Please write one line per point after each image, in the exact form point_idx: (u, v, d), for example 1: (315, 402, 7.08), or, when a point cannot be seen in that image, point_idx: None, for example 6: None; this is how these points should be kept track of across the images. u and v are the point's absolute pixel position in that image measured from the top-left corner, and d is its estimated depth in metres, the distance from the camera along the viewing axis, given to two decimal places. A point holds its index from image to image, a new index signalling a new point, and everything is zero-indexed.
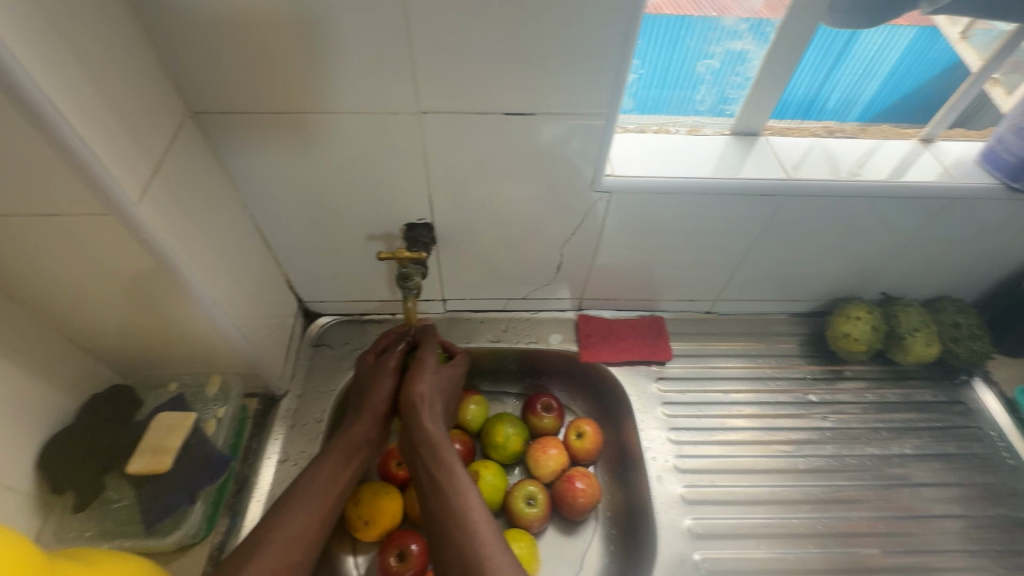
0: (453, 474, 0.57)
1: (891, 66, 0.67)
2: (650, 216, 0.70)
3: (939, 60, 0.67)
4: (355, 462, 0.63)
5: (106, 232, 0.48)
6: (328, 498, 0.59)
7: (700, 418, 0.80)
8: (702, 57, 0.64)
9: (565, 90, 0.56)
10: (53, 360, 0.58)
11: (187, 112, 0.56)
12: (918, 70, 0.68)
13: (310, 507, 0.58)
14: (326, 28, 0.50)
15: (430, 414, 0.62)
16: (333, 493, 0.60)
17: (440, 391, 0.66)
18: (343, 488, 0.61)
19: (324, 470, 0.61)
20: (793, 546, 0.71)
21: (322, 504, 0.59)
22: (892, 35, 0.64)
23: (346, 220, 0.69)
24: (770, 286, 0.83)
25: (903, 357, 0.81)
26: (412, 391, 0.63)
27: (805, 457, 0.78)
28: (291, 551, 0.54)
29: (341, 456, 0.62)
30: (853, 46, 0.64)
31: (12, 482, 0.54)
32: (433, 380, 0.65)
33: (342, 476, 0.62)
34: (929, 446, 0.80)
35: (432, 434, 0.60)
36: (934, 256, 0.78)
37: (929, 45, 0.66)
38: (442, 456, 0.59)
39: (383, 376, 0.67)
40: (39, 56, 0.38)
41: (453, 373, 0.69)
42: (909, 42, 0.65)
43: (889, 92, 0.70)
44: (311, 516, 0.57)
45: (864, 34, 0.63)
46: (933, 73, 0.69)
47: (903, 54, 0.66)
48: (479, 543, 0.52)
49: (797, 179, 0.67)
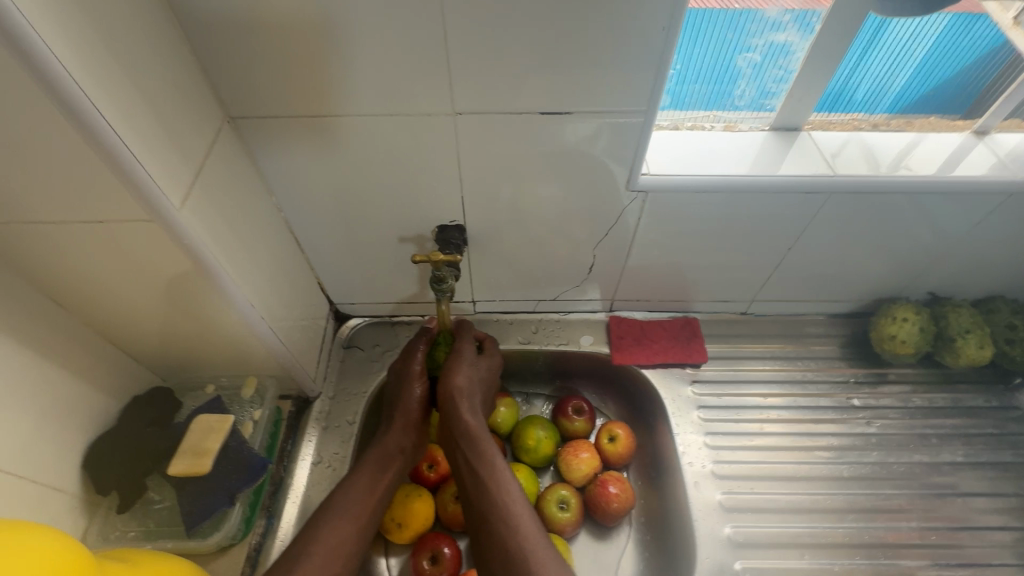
0: (494, 468, 0.58)
1: (922, 57, 0.64)
2: (686, 216, 0.68)
3: (976, 47, 0.64)
4: (392, 470, 0.63)
5: (148, 238, 0.48)
6: (367, 508, 0.60)
7: (737, 423, 0.78)
8: (744, 50, 0.61)
9: (603, 87, 0.55)
10: (96, 363, 0.59)
11: (224, 116, 0.56)
12: (953, 59, 0.65)
13: (349, 518, 0.58)
14: (361, 30, 0.50)
15: (469, 406, 0.61)
16: (371, 502, 0.60)
17: (479, 382, 0.65)
18: (381, 497, 0.62)
19: (360, 480, 0.61)
20: (837, 557, 0.69)
21: (361, 514, 0.59)
22: (923, 26, 0.61)
23: (378, 223, 0.69)
24: (810, 286, 0.80)
25: (953, 360, 0.78)
26: (450, 382, 0.62)
27: (847, 464, 0.75)
28: (330, 562, 0.55)
29: (377, 465, 0.63)
30: (878, 37, 0.62)
31: (59, 482, 0.55)
32: (473, 372, 0.64)
33: (379, 487, 0.62)
34: (981, 453, 0.76)
35: (472, 426, 0.60)
36: (988, 254, 0.74)
37: (963, 32, 0.62)
38: (483, 450, 0.58)
39: (414, 380, 0.67)
40: (87, 66, 0.39)
41: (490, 365, 0.69)
42: (943, 29, 0.62)
43: (919, 83, 0.66)
44: (350, 526, 0.58)
45: (891, 24, 0.61)
46: (970, 61, 0.65)
47: (935, 44, 0.63)
48: (524, 538, 0.53)
49: (842, 176, 0.64)
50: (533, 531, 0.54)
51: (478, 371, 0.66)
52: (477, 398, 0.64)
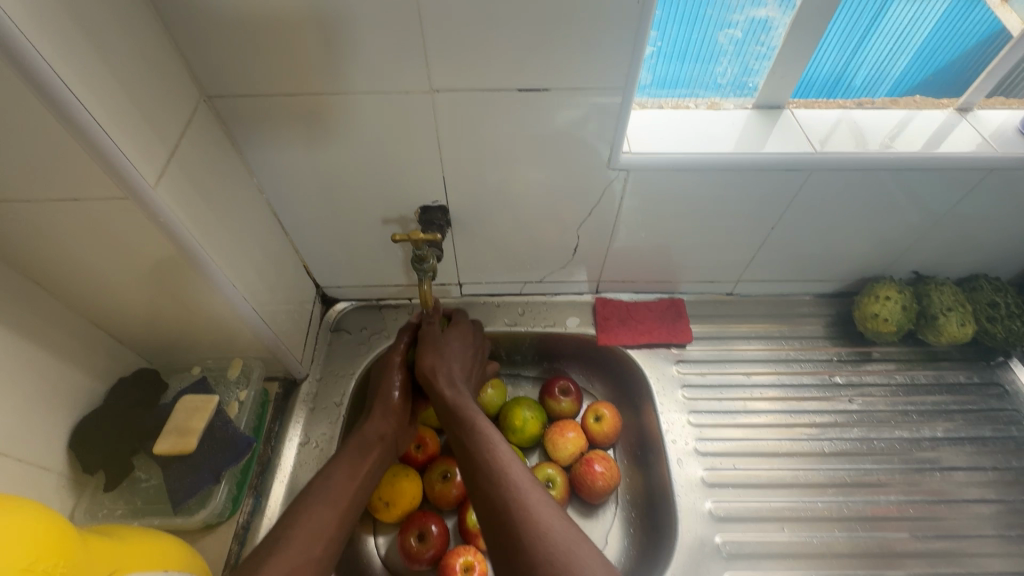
0: (475, 429, 0.58)
1: (921, 41, 0.64)
2: (668, 195, 0.68)
3: (975, 31, 0.64)
4: (372, 459, 0.63)
5: (124, 217, 0.48)
6: (347, 494, 0.59)
7: (722, 402, 0.79)
8: (723, 27, 0.61)
9: (581, 64, 0.54)
10: (80, 344, 0.59)
11: (201, 96, 0.56)
12: (953, 43, 0.65)
13: (328, 504, 0.57)
14: (336, 6, 0.49)
15: (446, 379, 0.64)
16: (351, 489, 0.60)
17: (454, 357, 0.68)
18: (362, 487, 0.61)
19: (340, 469, 0.61)
20: (818, 530, 0.70)
21: (340, 500, 0.58)
22: (923, 9, 0.61)
23: (361, 204, 0.69)
24: (795, 265, 0.81)
25: (935, 338, 0.79)
26: (424, 364, 0.65)
27: (830, 440, 0.76)
28: (312, 545, 0.54)
29: (356, 452, 0.63)
30: (878, 22, 0.62)
31: (45, 462, 0.56)
32: (448, 348, 0.68)
33: (361, 477, 0.61)
34: (962, 429, 0.77)
35: (447, 398, 0.62)
36: (971, 232, 0.74)
37: (963, 16, 0.62)
38: (462, 415, 0.60)
39: (394, 371, 0.70)
40: (54, 40, 0.38)
41: (464, 339, 0.72)
42: (943, 14, 0.62)
43: (918, 68, 0.67)
44: (331, 511, 0.57)
45: (892, 9, 0.61)
46: (970, 44, 0.65)
47: (935, 27, 0.63)
48: (511, 482, 0.52)
49: (824, 153, 0.64)
50: (522, 477, 0.53)
51: (451, 348, 0.68)
52: (455, 368, 0.66)
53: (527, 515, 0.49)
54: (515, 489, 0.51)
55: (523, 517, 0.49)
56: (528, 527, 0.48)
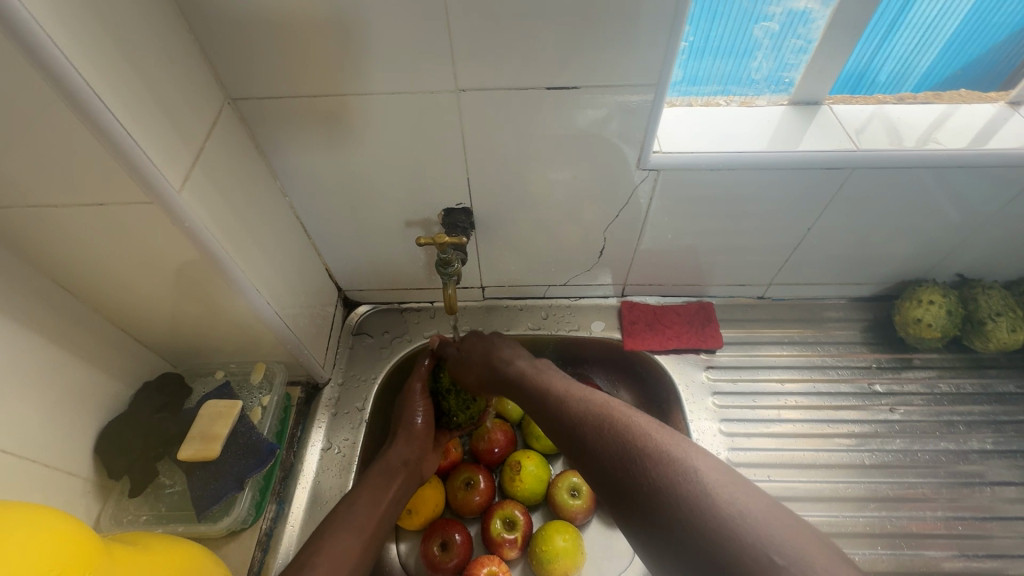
0: (545, 382, 0.58)
1: (948, 36, 0.61)
2: (700, 196, 0.66)
3: (1006, 24, 0.60)
4: (396, 485, 0.63)
5: (150, 222, 0.48)
6: (371, 520, 0.58)
7: (754, 410, 0.76)
8: (760, 19, 0.58)
9: (612, 61, 0.52)
10: (105, 348, 0.59)
11: (225, 98, 0.55)
12: (983, 36, 0.61)
13: (352, 530, 0.56)
14: (361, 5, 0.48)
15: (507, 353, 0.65)
16: (376, 515, 0.59)
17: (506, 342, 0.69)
18: (385, 515, 0.60)
19: (363, 495, 0.60)
20: (858, 547, 0.67)
21: (365, 526, 0.57)
22: (951, 3, 0.58)
23: (385, 207, 0.68)
24: (831, 268, 0.78)
25: (982, 344, 0.75)
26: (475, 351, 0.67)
27: (869, 452, 0.73)
28: (337, 566, 0.52)
29: (380, 478, 0.62)
30: (901, 17, 0.59)
31: (70, 466, 0.56)
32: (497, 337, 0.69)
33: (384, 506, 0.60)
34: (1012, 441, 0.73)
35: (513, 365, 0.63)
36: (1022, 233, 0.70)
37: (994, 9, 0.58)
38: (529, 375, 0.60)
39: (416, 397, 0.70)
40: (81, 44, 0.38)
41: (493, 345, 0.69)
42: (973, 8, 0.58)
43: (947, 62, 0.64)
44: (354, 537, 0.56)
45: (917, 2, 0.58)
46: (1002, 38, 0.61)
47: (963, 21, 0.59)
48: (594, 406, 0.51)
49: (866, 151, 0.61)
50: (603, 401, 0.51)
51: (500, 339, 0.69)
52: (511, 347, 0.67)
53: (616, 424, 0.47)
54: (599, 410, 0.50)
55: (613, 433, 0.47)
56: (622, 435, 0.46)
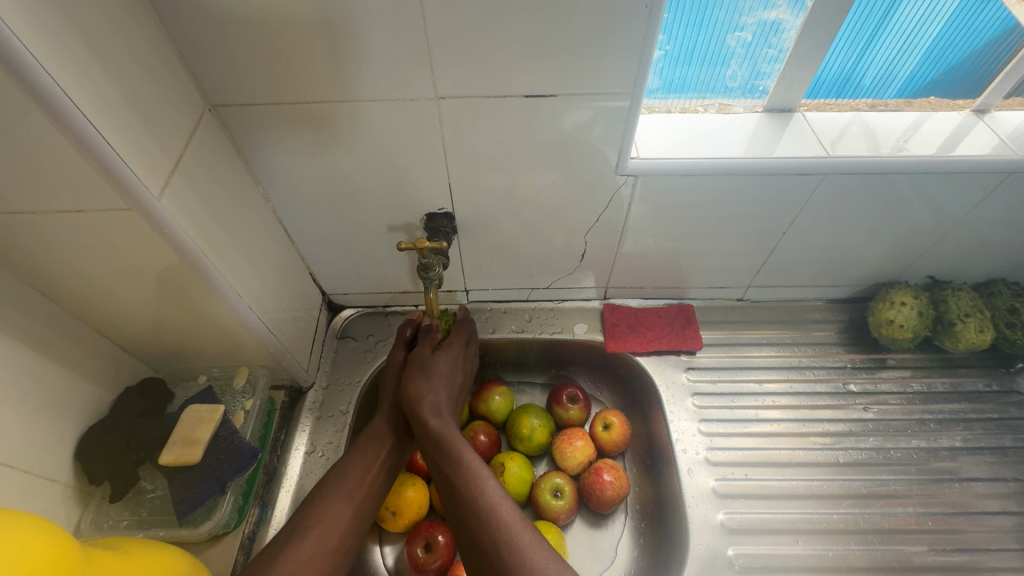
0: (466, 465, 0.56)
1: (931, 41, 0.62)
2: (678, 201, 0.67)
3: (988, 29, 0.61)
4: (387, 449, 0.63)
5: (129, 228, 0.48)
6: (363, 485, 0.59)
7: (733, 409, 0.77)
8: (734, 29, 0.60)
9: (588, 70, 0.54)
10: (86, 354, 0.59)
11: (206, 105, 0.56)
12: (965, 41, 0.62)
13: (345, 496, 0.57)
14: (340, 14, 0.49)
15: (431, 409, 0.62)
16: (367, 481, 0.60)
17: (442, 382, 0.66)
18: (377, 480, 0.61)
19: (355, 461, 0.61)
20: (833, 543, 0.68)
21: (356, 492, 0.58)
22: (933, 6, 0.59)
23: (368, 212, 0.69)
24: (807, 271, 0.79)
25: (953, 344, 0.77)
26: (412, 391, 0.64)
27: (844, 450, 0.75)
28: (327, 538, 0.54)
29: (371, 444, 0.63)
30: (886, 21, 0.60)
31: (50, 472, 0.55)
32: (436, 376, 0.66)
33: (375, 474, 0.61)
34: (981, 438, 0.75)
35: (434, 429, 0.60)
36: (989, 236, 0.72)
37: (975, 15, 0.60)
38: (449, 451, 0.58)
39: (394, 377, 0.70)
40: (59, 54, 0.38)
41: (451, 356, 0.69)
42: (955, 12, 0.60)
43: (930, 67, 0.65)
44: (346, 504, 0.57)
45: (901, 7, 0.59)
46: (983, 43, 0.63)
47: (946, 26, 0.61)
48: (501, 526, 0.50)
49: (837, 157, 0.63)
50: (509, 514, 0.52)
51: (439, 374, 0.66)
52: (442, 396, 0.64)
53: (519, 561, 0.48)
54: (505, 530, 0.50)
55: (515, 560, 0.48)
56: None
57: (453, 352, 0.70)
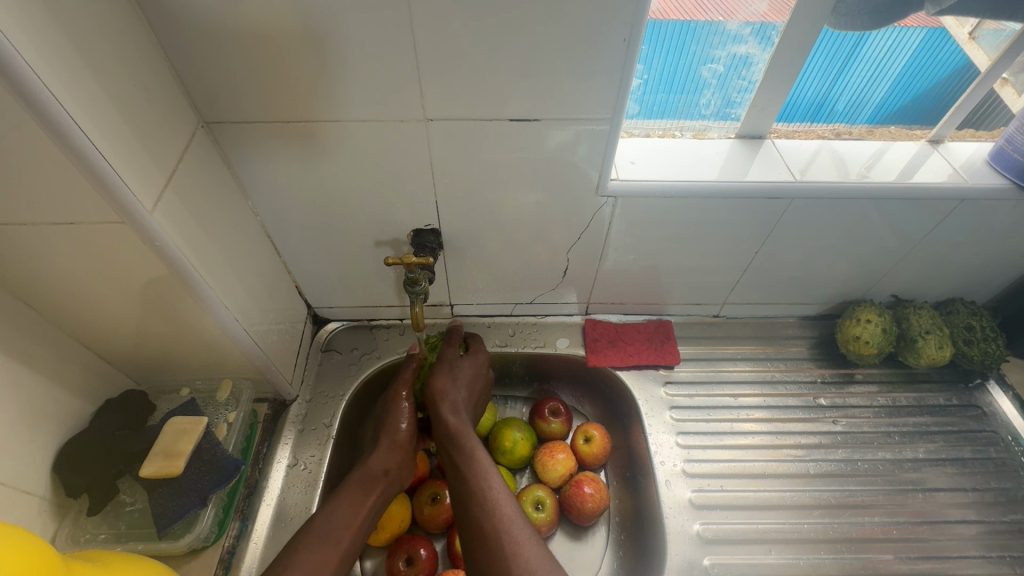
0: (476, 460, 0.60)
1: (898, 70, 0.66)
2: (656, 221, 0.70)
3: (949, 61, 0.66)
4: (374, 492, 0.62)
5: (119, 239, 0.49)
6: (350, 530, 0.58)
7: (709, 422, 0.80)
8: (707, 61, 0.64)
9: (570, 97, 0.57)
10: (68, 364, 0.59)
11: (199, 122, 0.57)
12: (929, 73, 0.67)
13: (330, 541, 0.56)
14: (335, 37, 0.51)
15: (451, 405, 0.66)
16: (353, 525, 0.58)
17: (464, 384, 0.68)
18: (363, 524, 0.60)
19: (344, 503, 0.60)
20: (804, 552, 0.70)
21: (342, 539, 0.57)
22: (900, 38, 0.63)
23: (355, 227, 0.70)
24: (779, 288, 0.83)
25: (915, 360, 0.81)
26: (435, 388, 0.67)
27: (815, 461, 0.77)
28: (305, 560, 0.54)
29: (360, 488, 0.62)
30: (857, 51, 0.64)
31: (26, 485, 0.55)
32: (452, 379, 0.68)
33: (361, 512, 0.60)
34: (943, 450, 0.79)
35: (451, 425, 0.64)
36: (945, 257, 0.77)
37: (935, 48, 0.65)
38: (463, 443, 0.62)
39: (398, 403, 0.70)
40: (59, 72, 0.40)
41: (476, 363, 0.71)
42: (919, 44, 0.64)
43: (898, 94, 0.69)
44: (329, 553, 0.55)
45: (871, 38, 0.63)
46: (945, 74, 0.67)
47: (910, 57, 0.65)
48: (504, 522, 0.54)
49: (805, 182, 0.66)
50: (510, 511, 0.55)
51: (462, 376, 0.69)
52: (459, 396, 0.67)
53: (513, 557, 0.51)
54: (506, 523, 0.54)
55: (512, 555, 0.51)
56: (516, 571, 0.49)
57: (478, 365, 0.71)
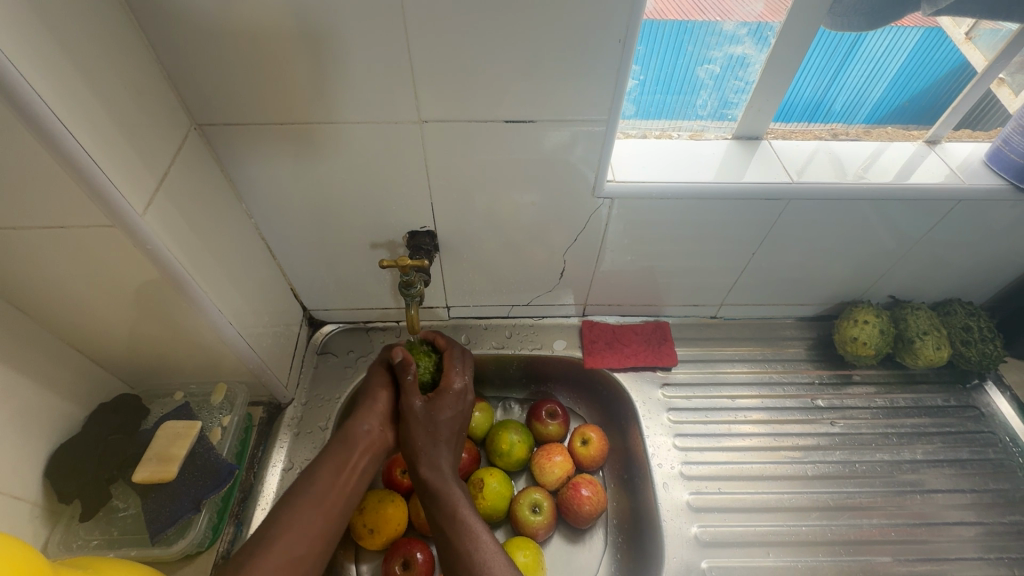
0: (461, 521, 0.57)
1: (896, 70, 0.66)
2: (653, 222, 0.70)
3: (946, 61, 0.66)
4: (358, 451, 0.62)
5: (108, 243, 0.48)
6: (333, 490, 0.59)
7: (707, 424, 0.79)
8: (703, 62, 0.64)
9: (565, 98, 0.56)
10: (60, 369, 0.58)
11: (191, 124, 0.57)
12: (927, 72, 0.67)
13: (312, 502, 0.57)
14: (329, 38, 0.51)
15: (427, 461, 0.61)
16: (336, 486, 0.59)
17: (439, 433, 0.64)
18: (349, 484, 0.60)
19: (325, 467, 0.60)
20: (803, 555, 0.70)
21: (325, 498, 0.58)
22: (897, 38, 0.63)
23: (350, 229, 0.70)
24: (776, 290, 0.83)
25: (913, 361, 0.80)
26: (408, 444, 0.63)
27: (813, 463, 0.77)
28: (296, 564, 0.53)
29: (341, 447, 0.62)
30: (854, 51, 0.64)
31: (17, 490, 0.54)
32: (425, 429, 0.63)
33: (344, 475, 0.60)
34: (941, 451, 0.79)
35: (430, 483, 0.60)
36: (943, 258, 0.77)
37: (932, 47, 0.64)
38: (444, 501, 0.59)
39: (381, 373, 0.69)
40: (47, 75, 0.39)
41: (449, 404, 0.65)
42: (916, 44, 0.64)
43: (896, 94, 0.69)
44: (312, 512, 0.56)
45: (868, 38, 0.62)
46: (942, 74, 0.67)
47: (908, 57, 0.65)
48: None
49: (802, 183, 0.66)
50: (503, 570, 0.53)
51: (436, 422, 0.64)
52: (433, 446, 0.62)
53: None
54: None
55: None
56: None
57: (449, 401, 0.65)
